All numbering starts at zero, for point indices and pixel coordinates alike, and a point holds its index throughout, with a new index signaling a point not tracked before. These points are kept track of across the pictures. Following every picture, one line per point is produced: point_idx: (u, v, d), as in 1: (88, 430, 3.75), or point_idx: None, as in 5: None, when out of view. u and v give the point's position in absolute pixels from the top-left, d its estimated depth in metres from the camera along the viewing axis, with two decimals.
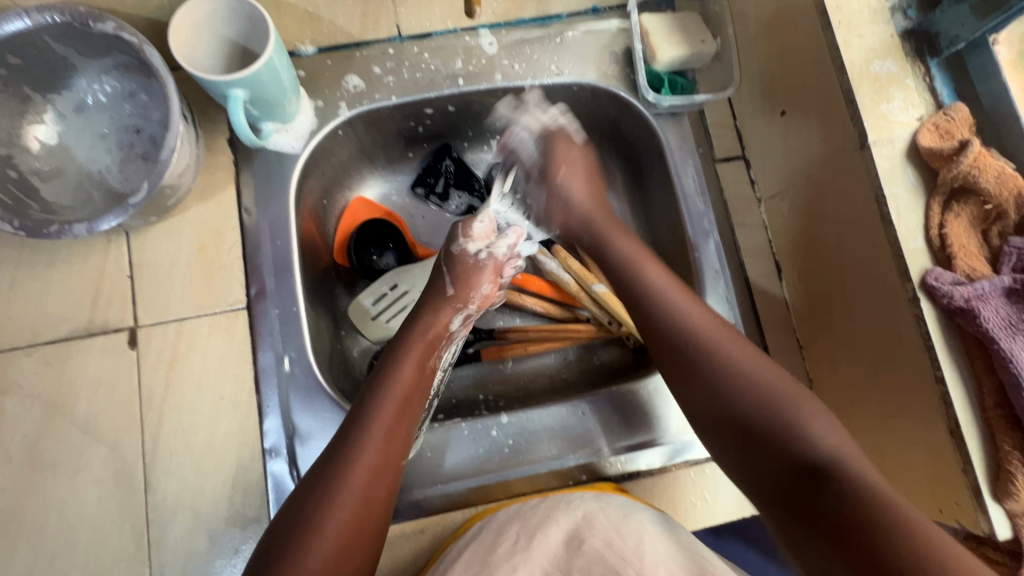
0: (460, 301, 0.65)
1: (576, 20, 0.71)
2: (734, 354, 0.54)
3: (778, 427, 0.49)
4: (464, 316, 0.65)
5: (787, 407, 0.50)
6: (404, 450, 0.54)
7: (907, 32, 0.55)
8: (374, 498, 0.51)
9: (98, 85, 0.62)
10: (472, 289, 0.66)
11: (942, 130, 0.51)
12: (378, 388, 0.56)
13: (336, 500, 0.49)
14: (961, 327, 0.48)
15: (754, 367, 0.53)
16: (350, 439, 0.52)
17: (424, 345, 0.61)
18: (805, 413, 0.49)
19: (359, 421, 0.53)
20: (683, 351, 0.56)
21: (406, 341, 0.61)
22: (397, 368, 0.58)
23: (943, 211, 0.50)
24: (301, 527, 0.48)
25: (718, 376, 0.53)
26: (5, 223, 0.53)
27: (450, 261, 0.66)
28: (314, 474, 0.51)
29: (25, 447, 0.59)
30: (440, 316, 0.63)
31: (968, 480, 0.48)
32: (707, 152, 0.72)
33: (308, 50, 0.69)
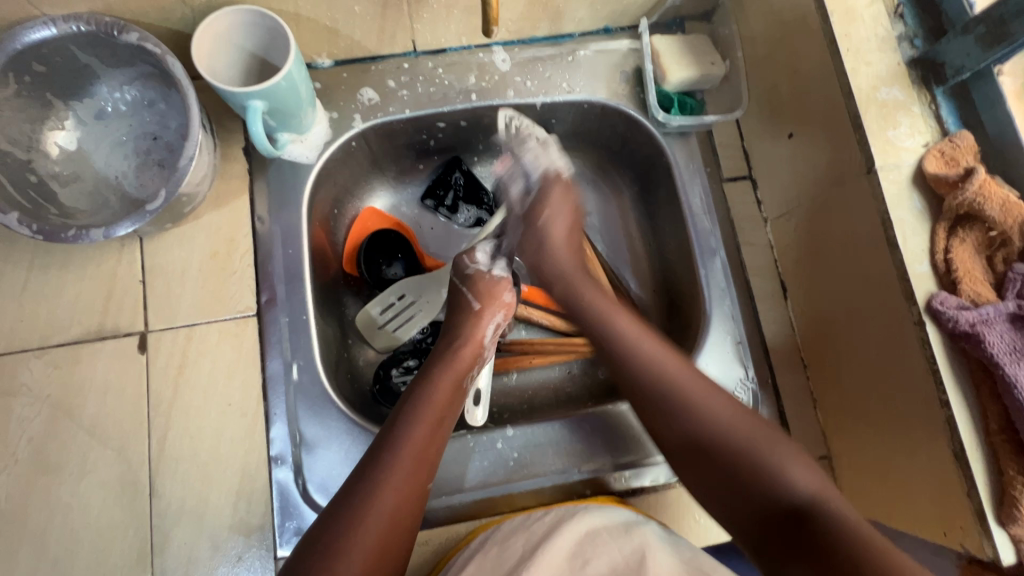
0: (487, 314, 0.65)
1: (588, 40, 0.73)
2: (699, 400, 0.54)
3: (744, 463, 0.50)
4: (493, 328, 0.66)
5: (751, 448, 0.51)
6: (433, 468, 0.54)
7: (913, 61, 0.56)
8: (404, 517, 0.50)
9: (119, 93, 0.63)
10: (499, 302, 0.66)
11: (948, 156, 0.52)
12: (410, 404, 0.56)
13: (370, 517, 0.49)
14: (965, 350, 0.49)
15: (722, 412, 0.53)
16: (382, 457, 0.52)
17: (454, 361, 0.61)
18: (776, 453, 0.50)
19: (392, 438, 0.53)
20: (647, 388, 0.56)
21: (435, 359, 0.61)
22: (427, 386, 0.58)
23: (948, 236, 0.51)
24: (336, 545, 0.47)
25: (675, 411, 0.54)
26: (24, 228, 0.54)
27: (468, 280, 0.67)
28: (343, 498, 0.50)
29: (32, 450, 0.59)
30: (470, 332, 0.64)
31: (973, 504, 0.48)
32: (714, 171, 0.72)
33: (324, 62, 0.70)
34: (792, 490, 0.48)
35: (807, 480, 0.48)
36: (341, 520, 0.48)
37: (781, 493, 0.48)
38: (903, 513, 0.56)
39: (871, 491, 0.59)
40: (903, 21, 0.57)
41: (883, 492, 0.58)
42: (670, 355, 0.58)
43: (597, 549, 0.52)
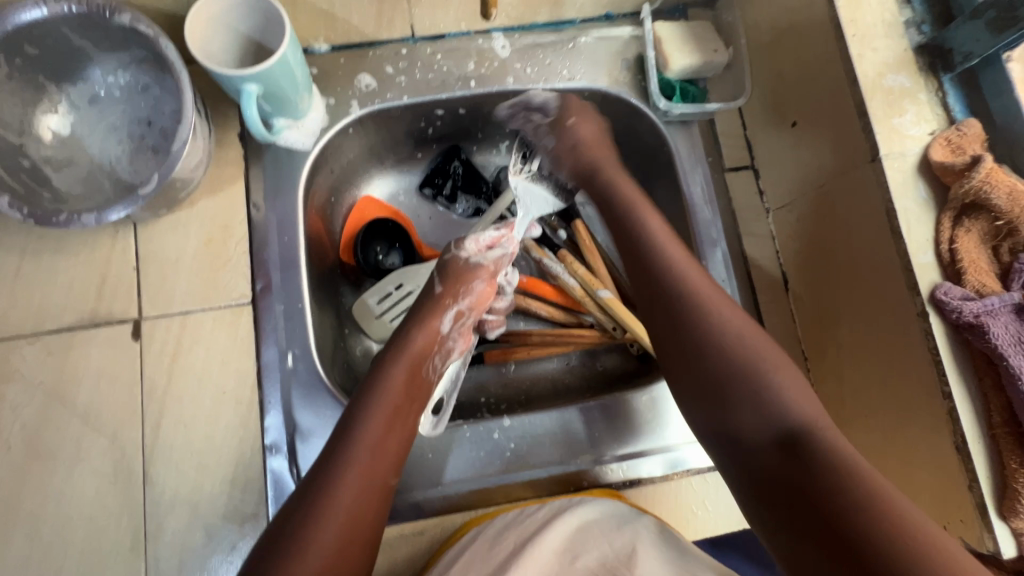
0: (447, 300, 0.64)
1: (590, 26, 0.72)
2: (723, 316, 0.54)
3: (739, 377, 0.50)
4: (453, 314, 0.64)
5: (755, 360, 0.51)
6: (392, 461, 0.53)
7: (920, 47, 0.55)
8: (365, 511, 0.50)
9: (113, 77, 0.62)
10: (464, 288, 0.65)
11: (954, 144, 0.51)
12: (368, 397, 0.55)
13: (330, 512, 0.48)
14: (969, 342, 0.48)
15: (742, 335, 0.53)
16: (337, 453, 0.51)
17: (414, 352, 0.60)
18: (776, 374, 0.50)
19: (350, 429, 0.53)
20: (672, 301, 0.56)
21: (395, 348, 0.60)
22: (386, 375, 0.57)
23: (953, 225, 0.50)
24: (294, 537, 0.46)
25: (696, 329, 0.54)
26: (15, 211, 0.53)
27: (438, 267, 0.66)
28: (303, 490, 0.49)
29: (25, 436, 0.58)
30: (432, 319, 0.63)
31: (974, 497, 0.47)
32: (716, 161, 0.71)
33: (321, 47, 0.69)
34: (786, 415, 0.48)
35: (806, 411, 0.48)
36: (298, 513, 0.48)
37: (769, 415, 0.48)
38: None
39: None
40: (910, 6, 0.56)
41: None
42: (704, 279, 0.57)
43: (590, 547, 0.52)
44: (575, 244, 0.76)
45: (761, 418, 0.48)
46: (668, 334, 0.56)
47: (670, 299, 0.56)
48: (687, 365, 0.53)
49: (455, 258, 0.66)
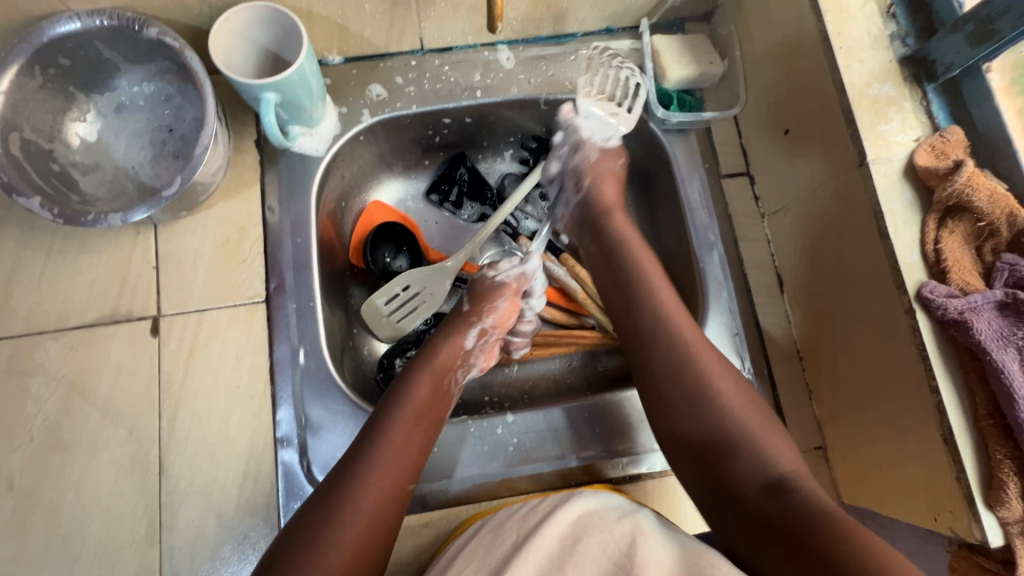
0: (472, 318, 0.67)
1: (591, 39, 0.75)
2: (726, 397, 0.55)
3: (728, 446, 0.52)
4: (477, 332, 0.67)
5: (744, 428, 0.53)
6: (411, 467, 0.55)
7: (904, 59, 0.58)
8: (383, 514, 0.52)
9: (138, 87, 0.66)
10: (490, 306, 0.68)
11: (938, 150, 0.54)
12: (393, 406, 0.58)
13: (350, 514, 0.50)
14: (954, 338, 0.50)
15: (741, 414, 0.54)
16: (360, 456, 0.54)
17: (439, 365, 0.63)
18: (761, 431, 0.53)
19: (373, 436, 0.55)
20: (682, 380, 0.56)
21: (420, 361, 0.63)
22: (410, 386, 0.60)
23: (938, 227, 0.52)
24: (314, 536, 0.48)
25: (710, 417, 0.54)
26: (46, 212, 0.56)
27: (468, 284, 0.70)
28: (327, 487, 0.52)
29: (47, 428, 0.61)
30: (457, 335, 0.66)
31: (961, 488, 0.49)
32: (713, 168, 0.74)
33: (334, 59, 0.73)
34: (771, 468, 0.50)
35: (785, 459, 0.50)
36: (318, 513, 0.50)
37: (756, 475, 0.50)
38: (892, 500, 0.57)
39: (864, 480, 0.60)
40: (894, 21, 0.59)
41: (876, 480, 0.59)
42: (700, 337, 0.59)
43: (591, 533, 0.52)
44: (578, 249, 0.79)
45: (745, 474, 0.50)
46: (687, 417, 0.55)
47: (682, 380, 0.56)
48: (690, 439, 0.54)
49: (501, 283, 0.70)
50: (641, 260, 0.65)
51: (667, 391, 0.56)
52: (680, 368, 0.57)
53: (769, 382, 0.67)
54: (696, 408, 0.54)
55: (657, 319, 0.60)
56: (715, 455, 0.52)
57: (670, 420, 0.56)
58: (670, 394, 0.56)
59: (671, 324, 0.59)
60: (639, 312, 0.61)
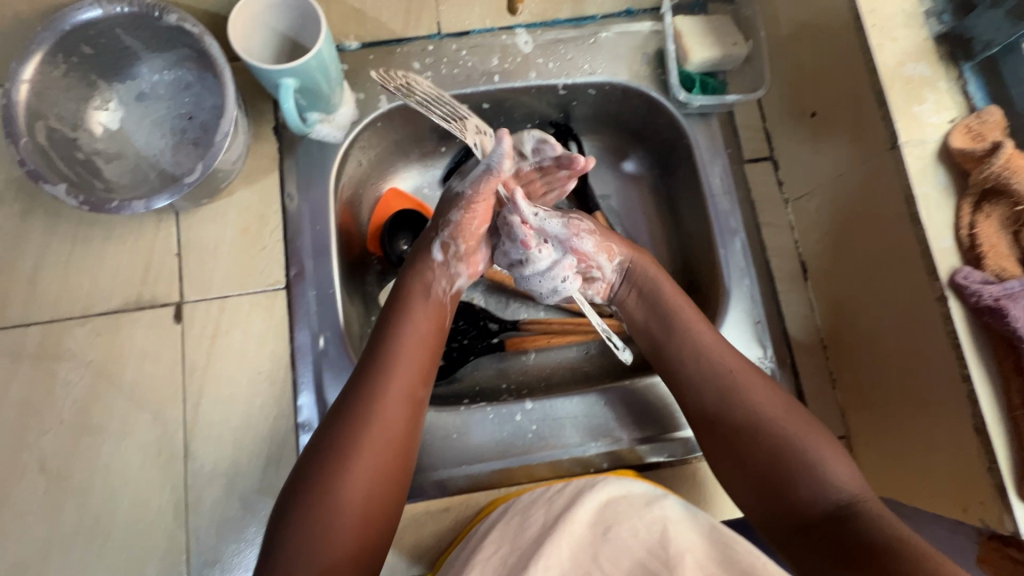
0: (445, 241, 0.61)
1: (610, 22, 0.74)
2: (755, 396, 0.55)
3: (782, 456, 0.52)
4: (443, 273, 0.61)
5: (795, 437, 0.52)
6: (399, 424, 0.54)
7: (940, 37, 0.55)
8: (378, 474, 0.51)
9: (158, 75, 0.66)
10: (469, 227, 0.60)
11: (974, 131, 0.52)
12: (369, 362, 0.55)
13: (353, 467, 0.50)
14: (989, 325, 0.49)
15: (771, 405, 0.54)
16: (344, 415, 0.52)
17: (420, 304, 0.59)
18: (815, 448, 0.52)
19: (364, 389, 0.53)
20: (715, 393, 0.56)
21: (392, 307, 0.59)
22: (394, 330, 0.57)
23: (974, 211, 0.51)
24: (321, 486, 0.49)
25: (738, 410, 0.55)
26: (71, 199, 0.57)
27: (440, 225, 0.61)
28: (316, 445, 0.51)
29: (76, 411, 0.62)
30: (421, 275, 0.60)
31: (993, 479, 0.48)
32: (735, 153, 0.73)
33: (351, 45, 0.73)
34: (831, 490, 0.49)
35: (845, 480, 0.50)
36: (320, 463, 0.50)
37: (818, 490, 0.50)
38: (918, 490, 0.57)
39: (889, 469, 0.59)
40: None
41: (903, 470, 0.58)
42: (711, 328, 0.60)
43: (623, 523, 0.52)
44: None
45: (803, 493, 0.50)
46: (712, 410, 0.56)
47: (716, 393, 0.56)
48: (721, 434, 0.55)
49: (463, 194, 0.59)
50: (658, 278, 0.64)
51: (697, 405, 0.57)
52: (707, 381, 0.57)
53: (791, 371, 0.66)
54: (728, 415, 0.55)
55: (682, 338, 0.59)
56: (761, 464, 0.53)
57: (715, 436, 0.56)
58: (702, 406, 0.57)
59: (695, 338, 0.59)
60: (665, 327, 0.61)
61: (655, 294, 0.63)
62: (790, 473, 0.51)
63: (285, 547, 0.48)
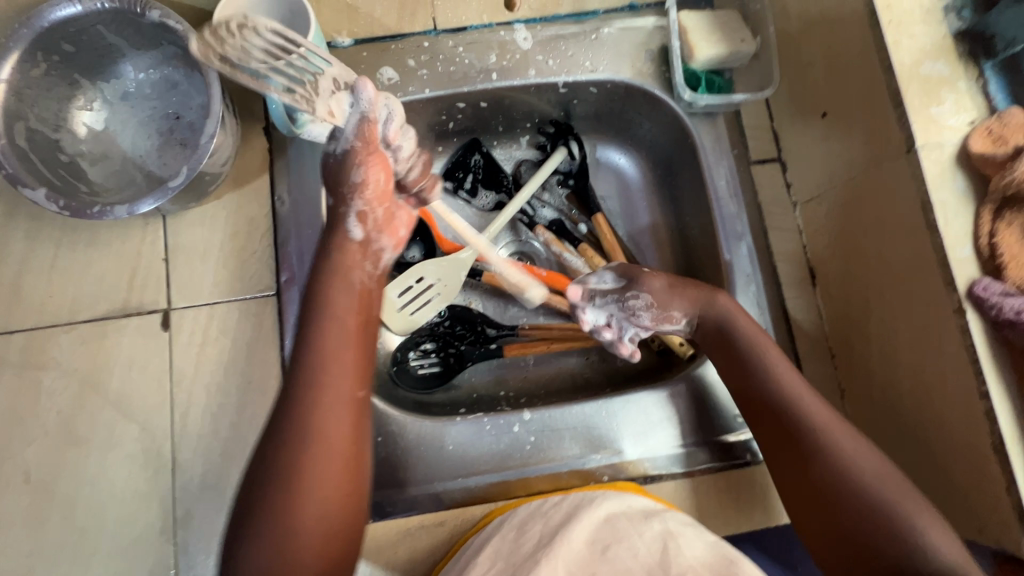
0: (348, 203, 0.57)
1: (612, 17, 0.71)
2: (846, 446, 0.51)
3: (876, 516, 0.47)
4: (359, 234, 0.57)
5: (884, 489, 0.48)
6: (350, 405, 0.51)
7: (960, 34, 0.53)
8: (332, 462, 0.49)
9: (144, 74, 0.64)
10: (360, 180, 0.56)
11: (996, 134, 0.49)
12: (304, 350, 0.53)
13: (298, 467, 0.48)
14: (1008, 339, 0.46)
15: (864, 457, 0.50)
16: (286, 406, 0.50)
17: (342, 279, 0.56)
18: (907, 505, 0.47)
19: (294, 386, 0.51)
20: (807, 443, 0.52)
21: (318, 284, 0.55)
22: (315, 318, 0.54)
23: (994, 219, 0.48)
24: (273, 495, 0.47)
25: (823, 466, 0.51)
26: (51, 204, 0.55)
27: (334, 181, 0.57)
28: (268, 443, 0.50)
29: (61, 422, 0.60)
30: (342, 245, 0.57)
31: (1011, 500, 0.46)
32: (742, 154, 0.70)
33: (344, 41, 0.70)
34: (926, 551, 0.45)
35: (945, 544, 0.45)
36: (266, 468, 0.48)
37: (910, 554, 0.45)
38: None
39: None
40: None
41: None
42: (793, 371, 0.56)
43: (622, 540, 0.50)
44: (595, 237, 0.76)
45: (894, 552, 0.46)
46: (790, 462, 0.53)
47: (802, 443, 0.52)
48: (804, 490, 0.51)
49: (351, 151, 0.55)
50: (737, 316, 0.60)
51: (782, 455, 0.54)
52: (801, 434, 0.53)
53: None
54: (819, 468, 0.51)
55: (773, 385, 0.56)
56: (852, 524, 0.48)
57: (802, 491, 0.51)
58: (790, 457, 0.53)
59: (790, 389, 0.55)
60: (760, 377, 0.56)
61: (744, 341, 0.58)
62: (878, 536, 0.47)
63: (251, 564, 0.46)
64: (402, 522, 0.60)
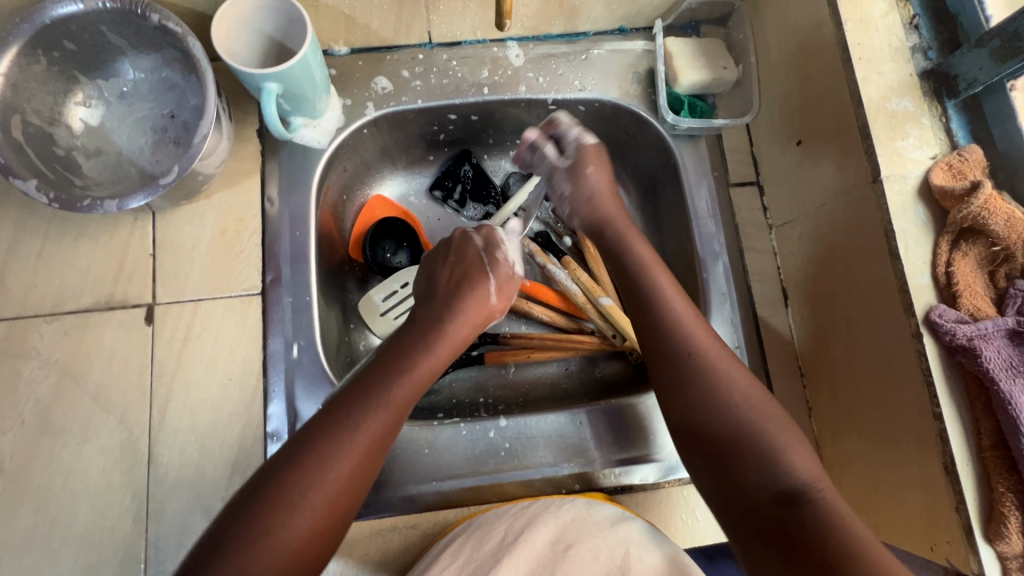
0: (490, 285, 0.64)
1: (602, 39, 0.74)
2: (730, 379, 0.52)
3: (736, 442, 0.49)
4: (487, 307, 0.64)
5: (741, 408, 0.50)
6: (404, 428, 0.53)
7: (925, 73, 0.56)
8: (367, 472, 0.49)
9: (142, 74, 0.65)
10: (503, 283, 0.65)
11: (955, 169, 0.52)
12: (393, 366, 0.55)
13: (331, 474, 0.47)
14: (962, 365, 0.49)
15: (733, 376, 0.52)
16: (364, 404, 0.51)
17: (450, 333, 0.60)
18: (779, 437, 0.48)
19: (369, 400, 0.51)
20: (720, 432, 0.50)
21: (431, 322, 0.60)
22: (421, 350, 0.57)
23: (951, 249, 0.51)
24: (296, 484, 0.46)
25: (698, 380, 0.52)
26: (42, 195, 0.55)
27: (494, 256, 0.66)
28: (316, 432, 0.49)
29: (38, 412, 0.61)
30: (473, 302, 0.62)
31: (960, 519, 0.48)
32: (722, 176, 0.72)
33: (341, 50, 0.72)
34: (789, 476, 0.46)
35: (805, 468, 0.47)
36: (298, 466, 0.47)
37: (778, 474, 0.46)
38: (886, 523, 0.56)
39: (861, 501, 0.59)
40: (917, 33, 0.57)
41: (870, 503, 0.58)
42: (689, 307, 0.58)
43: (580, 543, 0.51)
44: (580, 252, 0.79)
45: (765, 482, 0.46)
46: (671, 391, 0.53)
47: (709, 440, 0.50)
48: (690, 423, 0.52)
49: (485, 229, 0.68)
50: (664, 277, 0.60)
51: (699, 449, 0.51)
52: (723, 426, 0.50)
53: None
54: (740, 462, 0.48)
55: (679, 353, 0.54)
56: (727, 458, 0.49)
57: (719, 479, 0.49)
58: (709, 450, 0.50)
59: (695, 355, 0.54)
60: (676, 351, 0.54)
61: (665, 317, 0.56)
62: (747, 452, 0.48)
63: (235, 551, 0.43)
64: (375, 523, 0.61)
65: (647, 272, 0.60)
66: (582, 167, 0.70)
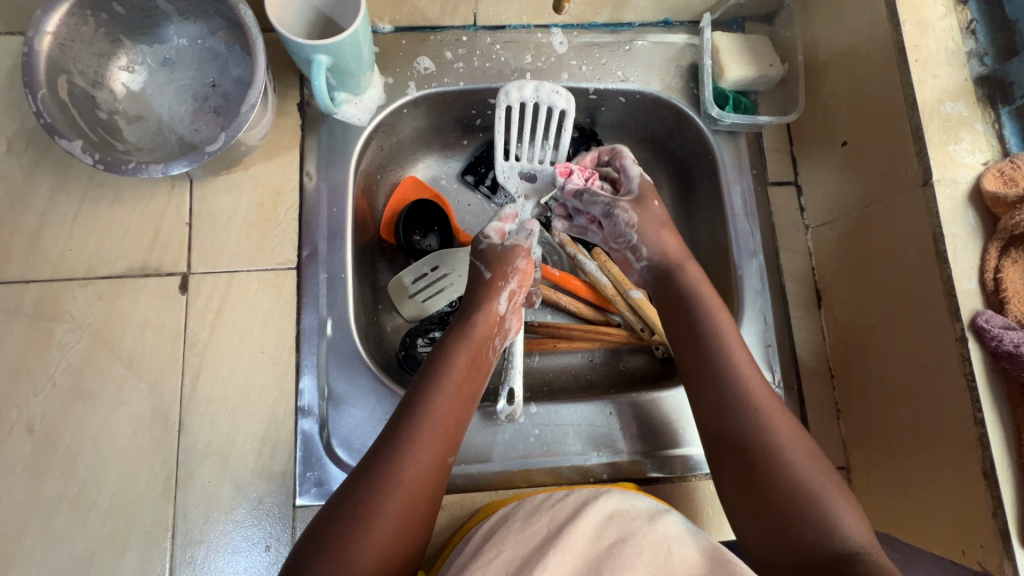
0: (499, 283, 0.62)
1: (646, 31, 0.74)
2: (778, 425, 0.51)
3: (790, 491, 0.48)
4: (506, 299, 0.62)
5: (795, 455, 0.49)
6: (454, 441, 0.53)
7: (980, 78, 0.55)
8: (423, 491, 0.50)
9: (186, 40, 0.64)
10: (508, 269, 0.62)
11: (1007, 176, 0.51)
12: (428, 381, 0.55)
13: (387, 498, 0.47)
14: (1005, 370, 0.49)
15: (781, 422, 0.51)
16: (406, 424, 0.52)
17: (475, 338, 0.58)
18: (826, 491, 0.48)
19: (407, 420, 0.52)
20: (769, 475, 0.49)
21: (454, 333, 0.59)
22: (446, 361, 0.56)
23: (1000, 255, 0.51)
24: (355, 510, 0.47)
25: (750, 412, 0.52)
26: (86, 156, 0.55)
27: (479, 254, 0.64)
28: (370, 460, 0.50)
29: (69, 375, 0.60)
30: (486, 304, 0.61)
31: (997, 523, 0.48)
32: (760, 174, 0.72)
33: (384, 28, 0.72)
34: (839, 535, 0.45)
35: (855, 531, 0.46)
36: (354, 494, 0.48)
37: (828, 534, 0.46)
38: (916, 525, 0.56)
39: (889, 503, 0.59)
40: (974, 38, 0.56)
41: (899, 505, 0.58)
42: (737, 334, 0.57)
43: (633, 538, 0.48)
44: None
45: (811, 540, 0.46)
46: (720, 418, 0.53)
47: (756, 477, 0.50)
48: (735, 458, 0.51)
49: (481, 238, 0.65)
50: (711, 306, 0.58)
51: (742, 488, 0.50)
52: (781, 488, 0.48)
53: (797, 397, 0.66)
54: (793, 513, 0.47)
55: (733, 383, 0.54)
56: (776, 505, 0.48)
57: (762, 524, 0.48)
58: (761, 506, 0.49)
59: (760, 414, 0.52)
60: (726, 384, 0.54)
61: (723, 363, 0.55)
62: (791, 501, 0.47)
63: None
64: None
65: (696, 301, 0.59)
66: (638, 250, 0.63)
